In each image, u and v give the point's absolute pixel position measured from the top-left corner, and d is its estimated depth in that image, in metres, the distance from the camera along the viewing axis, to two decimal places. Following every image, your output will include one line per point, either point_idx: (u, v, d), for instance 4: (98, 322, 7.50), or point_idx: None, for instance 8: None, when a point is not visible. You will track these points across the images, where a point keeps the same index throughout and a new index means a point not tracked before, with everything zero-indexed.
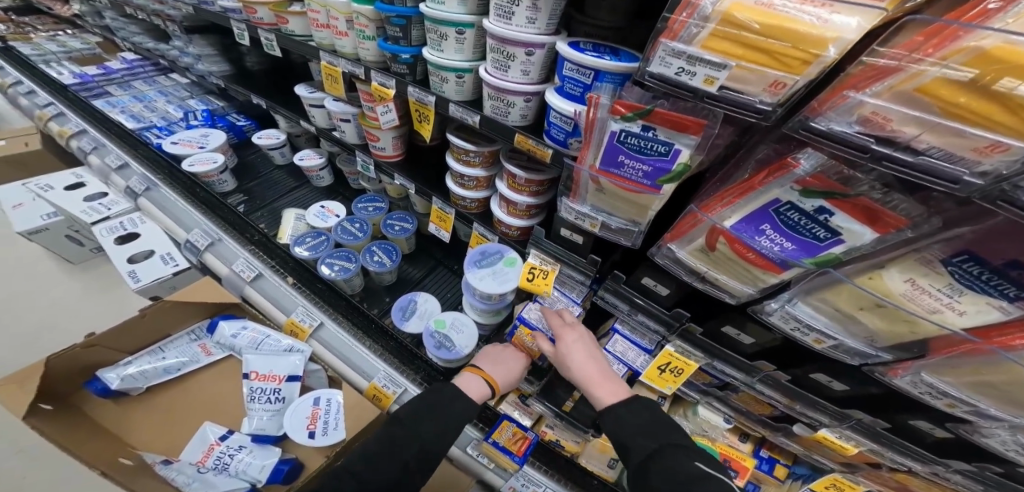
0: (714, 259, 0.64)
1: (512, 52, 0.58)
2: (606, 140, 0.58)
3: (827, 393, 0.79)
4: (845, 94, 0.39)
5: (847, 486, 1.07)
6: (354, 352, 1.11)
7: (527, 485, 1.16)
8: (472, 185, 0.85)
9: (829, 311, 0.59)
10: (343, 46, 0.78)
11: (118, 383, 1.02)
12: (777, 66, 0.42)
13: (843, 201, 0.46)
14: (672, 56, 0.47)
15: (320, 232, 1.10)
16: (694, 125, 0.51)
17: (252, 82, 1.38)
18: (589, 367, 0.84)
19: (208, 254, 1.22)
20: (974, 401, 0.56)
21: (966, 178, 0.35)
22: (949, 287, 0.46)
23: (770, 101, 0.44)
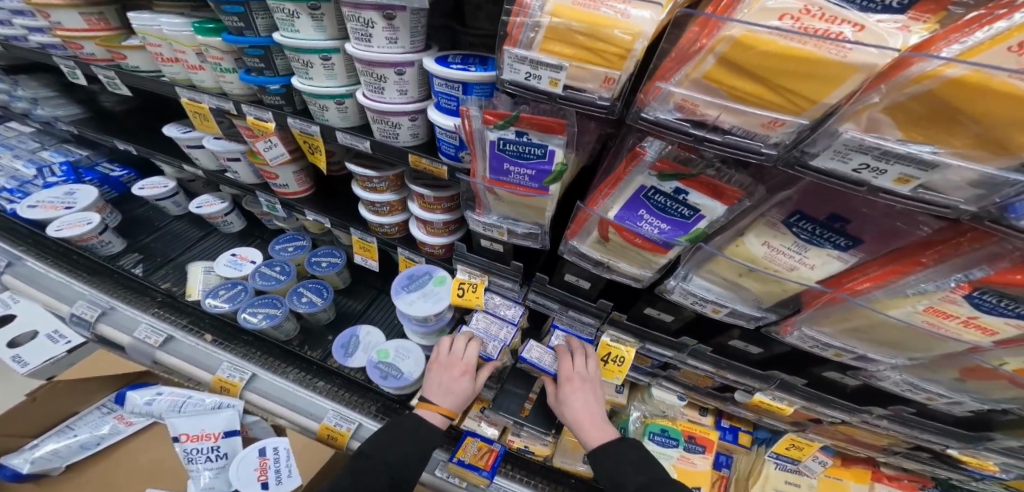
0: (610, 248, 0.67)
1: (383, 73, 0.60)
2: (487, 148, 0.59)
3: (747, 358, 0.84)
4: (658, 84, 0.42)
5: (805, 444, 1.15)
6: (298, 397, 1.07)
7: None
8: (386, 210, 0.86)
9: (719, 281, 0.63)
10: (202, 81, 0.79)
11: (29, 466, 0.95)
12: (603, 64, 0.45)
13: (691, 181, 0.51)
14: (518, 61, 0.49)
15: (236, 281, 1.09)
16: (554, 124, 0.54)
17: (111, 125, 1.28)
18: (585, 414, 0.87)
19: (99, 324, 1.13)
20: (852, 346, 0.61)
21: (764, 149, 0.41)
22: (795, 245, 0.51)
23: (607, 96, 0.48)
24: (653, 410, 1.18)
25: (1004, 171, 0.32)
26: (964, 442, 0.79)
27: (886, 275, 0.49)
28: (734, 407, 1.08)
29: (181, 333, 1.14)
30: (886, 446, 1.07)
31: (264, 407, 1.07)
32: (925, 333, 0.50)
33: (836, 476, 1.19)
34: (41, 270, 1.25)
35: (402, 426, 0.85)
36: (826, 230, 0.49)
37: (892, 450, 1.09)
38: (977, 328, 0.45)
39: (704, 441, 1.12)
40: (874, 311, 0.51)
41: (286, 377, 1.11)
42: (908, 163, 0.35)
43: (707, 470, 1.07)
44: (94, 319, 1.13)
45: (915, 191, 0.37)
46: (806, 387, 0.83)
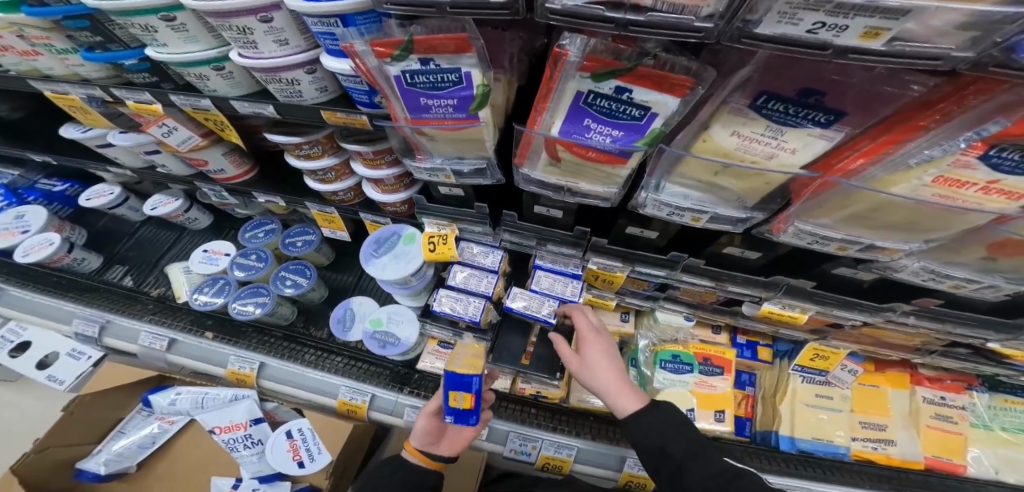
0: (565, 169, 0.60)
1: (245, 24, 0.50)
2: (396, 87, 0.52)
3: (744, 264, 0.76)
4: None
5: (829, 353, 1.06)
6: (308, 377, 1.10)
7: (524, 442, 1.14)
8: (333, 176, 0.82)
9: (693, 184, 0.56)
10: (49, 68, 0.76)
11: (104, 467, 1.08)
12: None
13: (629, 76, 0.41)
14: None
15: (217, 276, 1.12)
16: (454, 41, 0.44)
17: (31, 140, 1.27)
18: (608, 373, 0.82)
19: (104, 338, 1.19)
20: (856, 236, 0.52)
21: (699, 24, 0.32)
22: (768, 130, 0.42)
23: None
24: (662, 335, 1.12)
25: (1008, 3, 0.23)
26: (996, 330, 0.72)
27: (880, 148, 0.40)
28: (747, 320, 1.02)
29: (181, 334, 1.18)
30: (919, 345, 0.98)
31: (280, 391, 1.12)
32: (939, 209, 0.42)
33: (871, 384, 1.11)
34: (24, 296, 1.28)
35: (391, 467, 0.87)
36: (800, 107, 0.39)
37: (929, 350, 1.00)
38: (1001, 194, 0.38)
39: (722, 362, 1.06)
40: (873, 192, 0.42)
41: (295, 359, 1.14)
42: (872, 13, 0.26)
43: (728, 391, 1.03)
44: (98, 334, 1.19)
45: (888, 45, 0.28)
46: (824, 293, 0.75)
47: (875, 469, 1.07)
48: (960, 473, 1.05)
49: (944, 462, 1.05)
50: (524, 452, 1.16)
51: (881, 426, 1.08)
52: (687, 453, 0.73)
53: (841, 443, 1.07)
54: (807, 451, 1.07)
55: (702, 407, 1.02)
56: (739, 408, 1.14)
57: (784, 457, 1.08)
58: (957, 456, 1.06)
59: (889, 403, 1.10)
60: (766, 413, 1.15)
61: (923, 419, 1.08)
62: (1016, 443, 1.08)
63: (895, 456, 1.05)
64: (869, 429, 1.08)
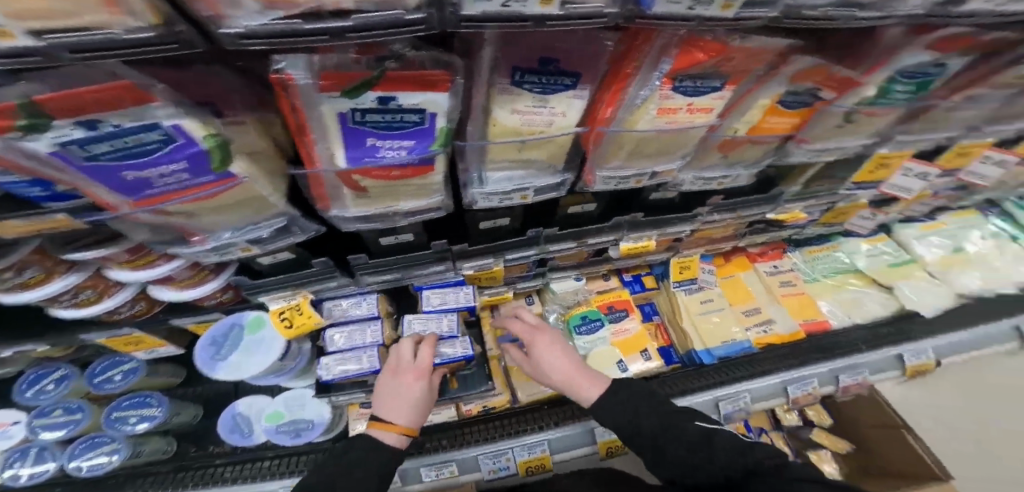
0: (375, 195, 0.58)
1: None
2: (71, 167, 0.38)
3: (589, 217, 0.85)
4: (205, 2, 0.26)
5: (688, 260, 1.26)
6: None
7: (496, 457, 1.03)
8: (95, 294, 0.66)
9: (510, 165, 0.59)
10: None
11: None
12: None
13: (382, 82, 0.40)
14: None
15: (21, 447, 0.86)
16: (119, 91, 0.31)
17: None
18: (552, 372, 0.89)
19: None
20: (644, 169, 0.61)
21: (408, 16, 0.30)
22: (534, 100, 0.47)
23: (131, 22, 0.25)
24: (565, 303, 1.18)
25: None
26: (766, 202, 0.93)
27: (617, 95, 0.48)
28: (620, 261, 1.15)
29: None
30: (736, 232, 1.22)
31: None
32: (677, 131, 0.53)
33: (728, 274, 1.33)
34: None
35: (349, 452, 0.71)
36: (545, 74, 0.44)
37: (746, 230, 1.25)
38: (701, 111, 0.51)
39: (623, 306, 1.18)
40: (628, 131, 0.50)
41: None
42: None
43: (640, 330, 1.14)
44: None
45: (564, 8, 0.32)
46: (663, 217, 0.88)
47: (774, 350, 1.21)
48: (827, 327, 1.26)
49: (813, 323, 1.26)
50: (501, 468, 1.04)
51: (757, 310, 1.27)
52: (658, 426, 0.74)
53: (741, 338, 1.20)
54: (724, 355, 1.19)
55: (626, 354, 1.11)
56: (658, 339, 1.22)
57: (707, 369, 1.17)
58: (815, 315, 1.27)
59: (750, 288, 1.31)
60: (679, 335, 1.24)
61: (777, 291, 1.30)
62: (837, 284, 1.37)
63: (782, 333, 1.23)
64: (752, 316, 1.25)
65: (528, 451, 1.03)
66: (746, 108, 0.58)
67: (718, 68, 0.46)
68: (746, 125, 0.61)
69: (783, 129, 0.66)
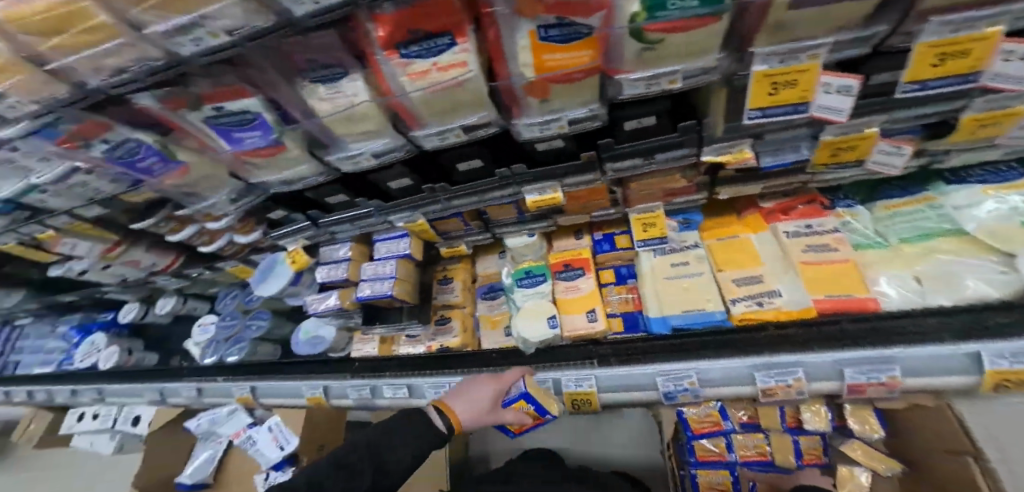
0: (267, 167, 0.74)
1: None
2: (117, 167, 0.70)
3: (555, 153, 0.80)
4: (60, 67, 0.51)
5: (653, 218, 0.99)
6: (279, 385, 1.29)
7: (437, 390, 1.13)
8: (206, 238, 1.08)
9: (355, 137, 0.69)
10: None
11: (186, 479, 1.29)
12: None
13: (211, 96, 0.60)
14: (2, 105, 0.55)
15: (212, 340, 1.53)
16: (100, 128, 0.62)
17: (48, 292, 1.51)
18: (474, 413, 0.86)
19: (165, 399, 1.49)
20: (454, 123, 0.66)
21: (169, 59, 0.50)
22: (322, 88, 0.60)
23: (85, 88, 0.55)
24: (519, 257, 1.16)
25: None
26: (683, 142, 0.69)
27: (377, 70, 0.57)
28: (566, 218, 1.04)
29: (204, 381, 1.44)
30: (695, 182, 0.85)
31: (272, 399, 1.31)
32: (443, 89, 0.58)
33: (727, 236, 1.05)
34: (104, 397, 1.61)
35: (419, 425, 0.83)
36: (322, 72, 0.58)
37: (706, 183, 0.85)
38: (452, 66, 0.54)
39: (579, 264, 1.12)
40: (404, 94, 0.58)
41: (276, 375, 1.35)
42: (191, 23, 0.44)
43: (591, 290, 1.08)
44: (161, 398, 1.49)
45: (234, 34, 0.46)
46: (614, 146, 0.73)
47: (777, 329, 0.94)
48: (872, 308, 0.87)
49: (842, 300, 0.89)
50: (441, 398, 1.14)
51: (757, 280, 0.99)
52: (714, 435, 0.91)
53: (713, 309, 0.99)
54: (682, 327, 1.01)
55: (569, 312, 1.08)
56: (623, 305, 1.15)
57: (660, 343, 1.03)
58: (858, 290, 0.88)
59: (758, 253, 1.02)
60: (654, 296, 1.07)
61: (796, 255, 0.96)
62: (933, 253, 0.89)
63: (785, 308, 0.93)
64: (744, 286, 0.99)
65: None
66: (512, 50, 0.53)
67: (425, 28, 0.50)
68: (528, 69, 0.54)
69: (583, 64, 0.54)
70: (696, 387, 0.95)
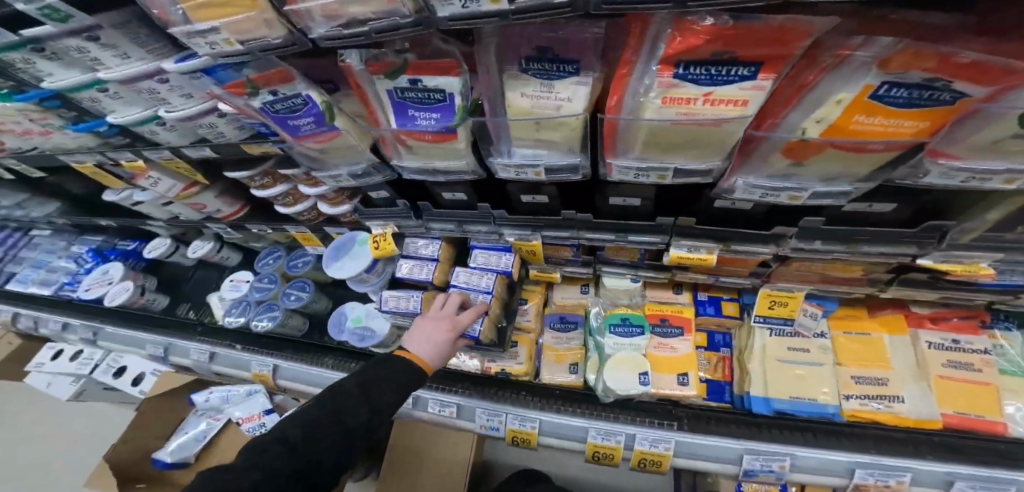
0: (419, 153, 0.63)
1: (76, 44, 0.51)
2: (266, 118, 0.60)
3: (745, 216, 0.67)
4: (291, 9, 0.42)
5: (786, 298, 0.87)
6: (309, 372, 1.15)
7: (491, 417, 0.99)
8: (289, 200, 0.96)
9: (532, 143, 0.59)
10: None
11: (171, 455, 1.14)
12: (212, 13, 0.43)
13: (414, 68, 0.50)
14: (198, 36, 0.45)
15: (241, 300, 1.31)
16: (279, 73, 0.52)
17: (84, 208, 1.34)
18: (433, 354, 0.78)
19: (170, 356, 1.32)
20: (665, 164, 0.52)
21: (408, 18, 0.41)
22: (539, 85, 0.49)
23: (275, 34, 0.45)
24: (615, 300, 1.04)
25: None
26: (919, 243, 0.59)
27: (620, 82, 0.44)
28: (690, 274, 0.91)
29: (220, 347, 1.28)
30: (870, 278, 0.78)
31: (292, 388, 1.17)
32: (692, 125, 0.44)
33: (859, 332, 0.95)
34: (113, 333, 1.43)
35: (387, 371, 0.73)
36: (552, 62, 0.46)
37: (882, 281, 0.79)
38: (725, 104, 0.40)
39: (679, 322, 0.99)
40: (633, 119, 0.46)
41: (306, 359, 1.19)
42: None
43: (690, 353, 0.96)
44: (165, 354, 1.32)
45: (512, 3, 0.36)
46: (830, 229, 0.62)
47: (884, 432, 0.87)
48: (1001, 433, 0.82)
49: (971, 419, 0.83)
50: (492, 427, 1.00)
51: (882, 381, 0.90)
52: None
53: (827, 401, 0.89)
54: (787, 413, 0.91)
55: (662, 371, 0.95)
56: (714, 372, 1.02)
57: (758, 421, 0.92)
58: (989, 412, 0.83)
59: (888, 354, 0.92)
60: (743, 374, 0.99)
61: (934, 367, 0.88)
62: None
63: (905, 415, 0.86)
64: (864, 384, 0.90)
65: (520, 422, 0.97)
66: (814, 101, 0.39)
67: (736, 56, 0.34)
68: (817, 126, 0.40)
69: (900, 135, 0.40)
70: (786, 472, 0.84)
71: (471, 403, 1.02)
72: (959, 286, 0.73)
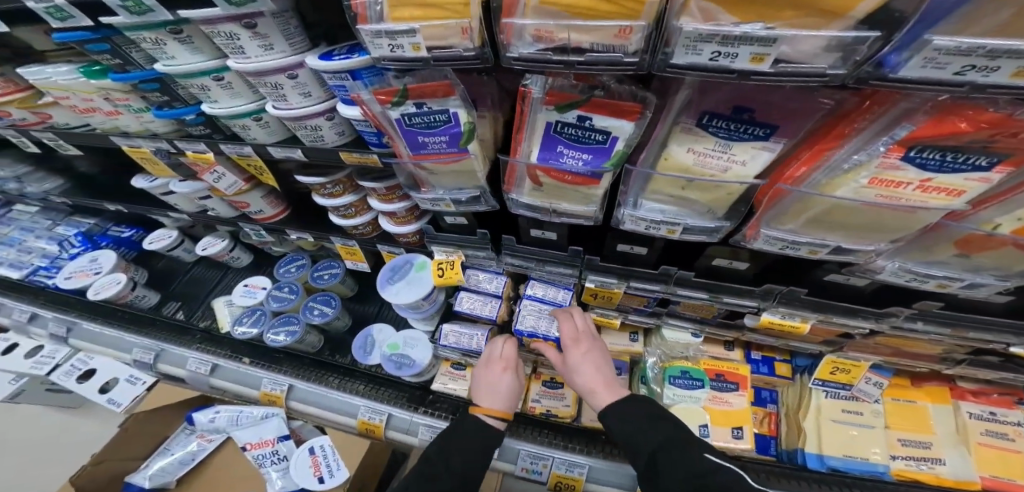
0: (547, 192, 0.63)
1: (230, 29, 0.50)
2: (396, 129, 0.56)
3: (853, 293, 0.70)
4: (506, 22, 0.38)
5: (851, 366, 0.92)
6: (330, 397, 1.05)
7: (534, 460, 0.93)
8: (351, 212, 0.90)
9: (670, 200, 0.57)
10: (98, 122, 0.84)
11: (149, 480, 1.01)
12: (414, 13, 0.38)
13: (590, 105, 0.47)
14: (384, 38, 0.40)
15: (255, 307, 1.16)
16: (442, 87, 0.49)
17: (92, 187, 1.20)
18: (503, 400, 0.82)
19: (160, 364, 1.18)
20: (822, 239, 0.52)
21: (627, 59, 0.38)
22: (717, 144, 0.47)
23: (471, 47, 0.40)
24: (671, 351, 1.01)
25: (850, 30, 0.28)
26: (1023, 333, 0.64)
27: (817, 155, 0.44)
28: (756, 333, 0.94)
29: (225, 358, 1.16)
30: (946, 353, 0.84)
31: (305, 411, 1.07)
32: (885, 208, 0.43)
33: (906, 399, 0.94)
34: (96, 330, 1.27)
35: (462, 428, 0.80)
36: (741, 123, 0.44)
37: (953, 359, 0.86)
38: (939, 191, 0.40)
39: (735, 377, 0.97)
40: (819, 196, 0.44)
41: (323, 383, 1.09)
42: (751, 42, 0.31)
43: (746, 407, 0.93)
44: (154, 361, 1.18)
45: (775, 66, 0.32)
46: (940, 311, 0.66)
47: None
48: None
49: (1007, 484, 0.83)
50: (535, 471, 0.93)
51: (925, 444, 0.89)
52: None
53: (878, 461, 0.88)
54: (839, 470, 0.89)
55: (716, 423, 0.92)
56: (760, 426, 1.01)
57: (807, 476, 0.90)
58: None
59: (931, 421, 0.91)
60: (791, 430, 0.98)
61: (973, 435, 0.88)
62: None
63: (945, 476, 0.85)
64: (908, 446, 0.89)
65: (567, 467, 0.91)
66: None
67: (988, 148, 0.35)
68: (1016, 223, 0.43)
69: None
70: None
71: (514, 443, 0.95)
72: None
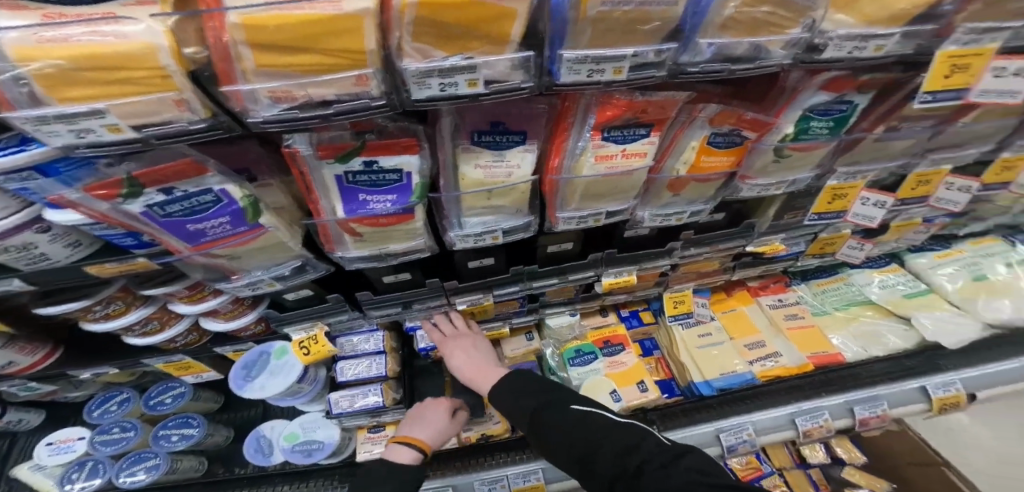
0: (371, 239, 0.61)
1: None
2: (154, 221, 0.47)
3: (647, 240, 0.88)
4: (228, 88, 0.35)
5: (682, 296, 1.16)
6: None
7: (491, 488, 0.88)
8: (156, 327, 0.72)
9: (484, 211, 0.62)
10: None
11: None
12: (92, 91, 0.32)
13: (367, 150, 0.49)
14: (59, 123, 0.33)
15: (81, 460, 0.87)
16: (189, 166, 0.43)
17: None
18: (433, 435, 0.81)
19: None
20: (597, 209, 0.64)
21: (376, 100, 0.40)
22: (490, 155, 0.54)
23: (194, 118, 0.36)
24: (562, 338, 1.11)
25: (516, 52, 0.38)
26: (742, 236, 0.90)
27: (559, 147, 0.54)
28: (612, 295, 1.10)
29: None
30: (722, 266, 1.13)
31: None
32: (614, 177, 0.57)
33: (728, 310, 1.20)
34: None
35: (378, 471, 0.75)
36: (500, 135, 0.52)
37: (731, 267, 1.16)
38: (634, 156, 0.54)
39: (618, 339, 1.10)
40: (574, 178, 0.55)
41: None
42: (462, 72, 0.37)
43: (637, 363, 1.05)
44: None
45: (489, 87, 0.40)
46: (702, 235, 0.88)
47: (786, 383, 1.08)
48: (841, 359, 1.10)
49: (822, 356, 1.09)
50: None
51: (761, 343, 1.12)
52: None
53: (743, 369, 1.06)
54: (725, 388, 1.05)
55: (621, 386, 1.01)
56: (658, 374, 1.12)
57: (706, 403, 1.05)
58: (826, 347, 1.11)
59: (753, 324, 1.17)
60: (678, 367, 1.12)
61: (782, 323, 1.15)
62: (852, 318, 1.19)
63: (790, 365, 1.07)
64: (755, 350, 1.11)
65: (522, 479, 0.88)
66: (679, 151, 0.60)
67: (638, 122, 0.51)
68: (684, 166, 0.61)
69: (722, 168, 0.63)
70: (752, 437, 1.02)
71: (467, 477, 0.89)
72: (768, 260, 1.14)
